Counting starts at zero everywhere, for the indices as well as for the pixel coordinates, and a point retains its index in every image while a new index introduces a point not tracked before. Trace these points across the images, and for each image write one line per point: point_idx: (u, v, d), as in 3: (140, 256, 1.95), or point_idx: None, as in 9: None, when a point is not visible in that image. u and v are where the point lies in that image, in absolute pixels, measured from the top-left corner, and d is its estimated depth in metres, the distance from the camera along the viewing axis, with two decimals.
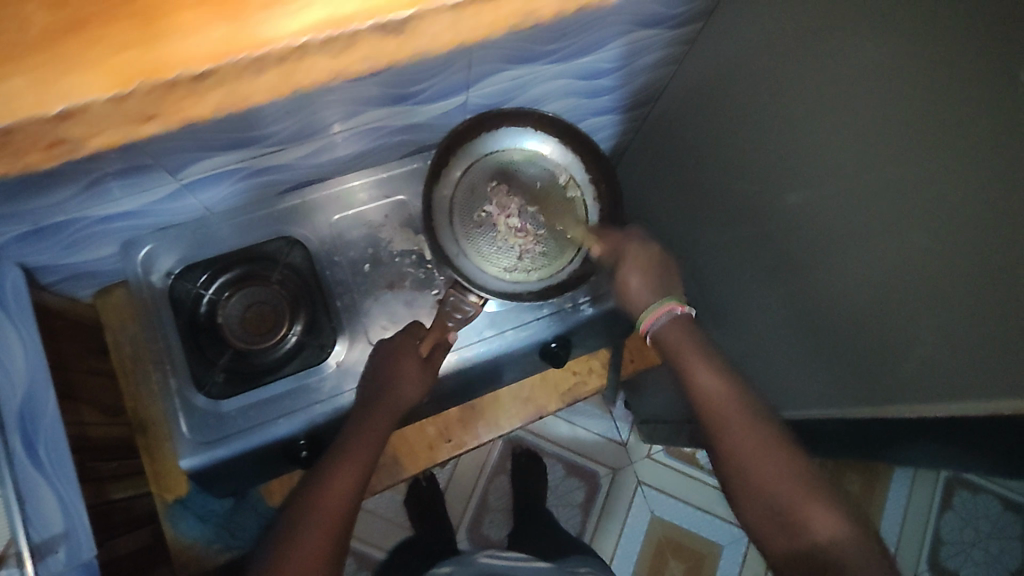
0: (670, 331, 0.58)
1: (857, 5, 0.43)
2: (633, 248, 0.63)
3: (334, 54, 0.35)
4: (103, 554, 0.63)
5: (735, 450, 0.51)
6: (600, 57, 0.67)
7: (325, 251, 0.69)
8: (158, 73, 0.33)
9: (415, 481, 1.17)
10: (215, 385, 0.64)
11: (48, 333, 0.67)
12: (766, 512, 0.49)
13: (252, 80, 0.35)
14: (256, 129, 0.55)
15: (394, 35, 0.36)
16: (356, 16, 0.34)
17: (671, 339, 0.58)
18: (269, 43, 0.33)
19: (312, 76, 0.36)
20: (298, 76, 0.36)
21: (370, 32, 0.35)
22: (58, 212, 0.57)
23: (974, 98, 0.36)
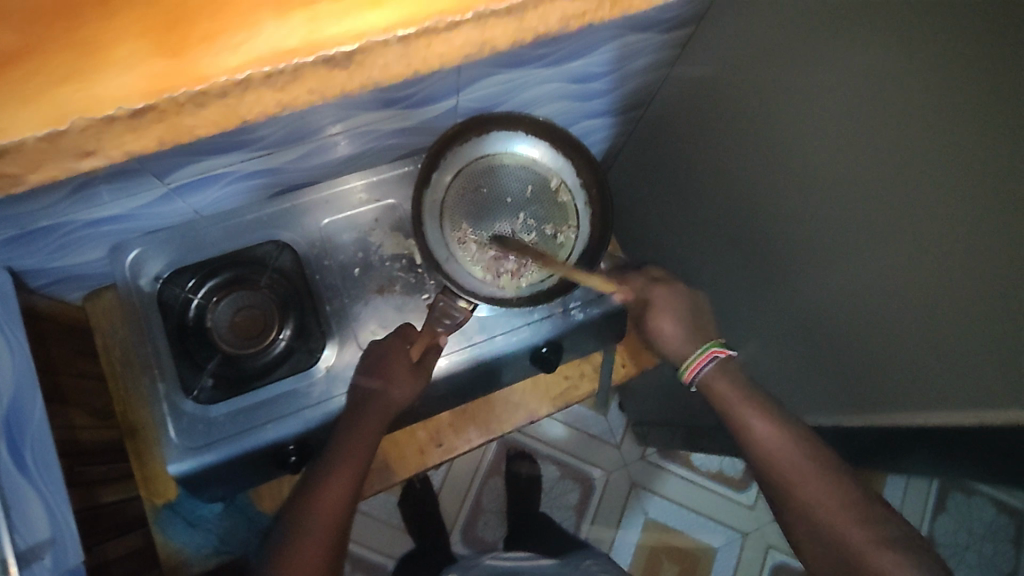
0: (717, 383, 0.60)
1: (845, 14, 0.43)
2: (659, 294, 0.66)
3: (278, 87, 0.32)
4: (91, 559, 0.63)
5: (803, 501, 0.53)
6: (591, 62, 0.67)
7: (315, 255, 0.69)
8: (88, 109, 0.30)
9: (410, 483, 1.17)
10: (204, 391, 0.64)
11: (36, 337, 0.66)
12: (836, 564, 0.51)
13: (186, 115, 0.32)
14: (243, 134, 0.55)
15: (341, 76, 0.33)
16: (296, 50, 0.31)
17: (716, 386, 0.60)
18: (208, 79, 0.30)
19: (255, 109, 0.33)
20: (243, 111, 0.33)
21: (318, 72, 0.32)
22: (45, 216, 0.57)
23: (963, 107, 0.36)
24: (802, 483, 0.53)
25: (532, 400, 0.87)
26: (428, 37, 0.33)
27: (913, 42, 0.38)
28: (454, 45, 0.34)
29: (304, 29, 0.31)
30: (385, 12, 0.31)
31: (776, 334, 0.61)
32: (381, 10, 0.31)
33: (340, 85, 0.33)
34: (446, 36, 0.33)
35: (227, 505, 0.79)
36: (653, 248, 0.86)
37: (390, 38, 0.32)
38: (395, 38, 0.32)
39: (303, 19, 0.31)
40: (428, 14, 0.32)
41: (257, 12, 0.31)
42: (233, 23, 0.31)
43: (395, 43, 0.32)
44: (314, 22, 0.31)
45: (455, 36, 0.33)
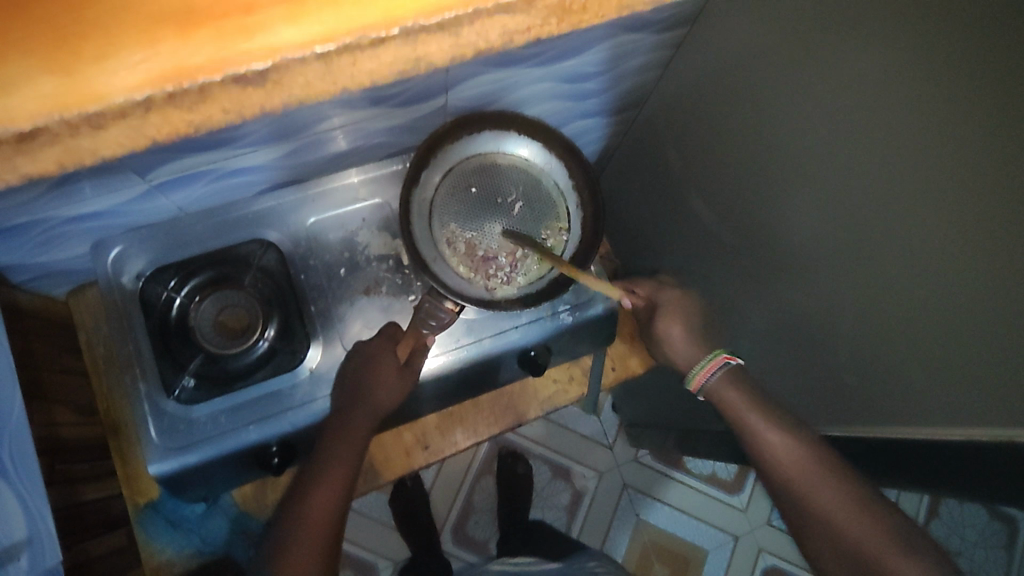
0: (726, 391, 0.61)
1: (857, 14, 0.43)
2: (668, 297, 0.69)
3: (184, 106, 0.37)
4: (70, 558, 0.62)
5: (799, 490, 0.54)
6: (584, 61, 0.65)
7: (300, 255, 0.68)
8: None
9: (400, 483, 1.15)
10: (185, 390, 0.63)
11: (19, 332, 0.65)
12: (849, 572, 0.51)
13: (78, 137, 0.37)
14: (227, 131, 0.54)
15: (257, 93, 0.39)
16: (203, 67, 0.36)
17: (725, 395, 0.61)
18: (105, 99, 0.36)
19: (163, 128, 0.39)
20: (148, 130, 0.39)
21: (228, 93, 0.38)
22: (25, 211, 0.55)
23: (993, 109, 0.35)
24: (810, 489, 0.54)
25: (521, 402, 0.86)
26: (353, 55, 0.39)
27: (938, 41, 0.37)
28: (383, 61, 0.40)
29: (210, 50, 0.36)
30: (308, 27, 0.37)
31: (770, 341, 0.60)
32: (301, 26, 0.37)
33: (259, 102, 0.39)
34: (373, 50, 0.39)
35: (210, 505, 0.79)
36: (647, 252, 0.85)
37: (308, 55, 0.37)
38: (314, 56, 0.37)
39: (209, 40, 0.36)
40: (352, 30, 0.37)
41: (158, 33, 0.35)
42: (135, 43, 0.35)
43: (315, 61, 0.38)
44: (224, 42, 0.36)
45: (382, 52, 0.39)
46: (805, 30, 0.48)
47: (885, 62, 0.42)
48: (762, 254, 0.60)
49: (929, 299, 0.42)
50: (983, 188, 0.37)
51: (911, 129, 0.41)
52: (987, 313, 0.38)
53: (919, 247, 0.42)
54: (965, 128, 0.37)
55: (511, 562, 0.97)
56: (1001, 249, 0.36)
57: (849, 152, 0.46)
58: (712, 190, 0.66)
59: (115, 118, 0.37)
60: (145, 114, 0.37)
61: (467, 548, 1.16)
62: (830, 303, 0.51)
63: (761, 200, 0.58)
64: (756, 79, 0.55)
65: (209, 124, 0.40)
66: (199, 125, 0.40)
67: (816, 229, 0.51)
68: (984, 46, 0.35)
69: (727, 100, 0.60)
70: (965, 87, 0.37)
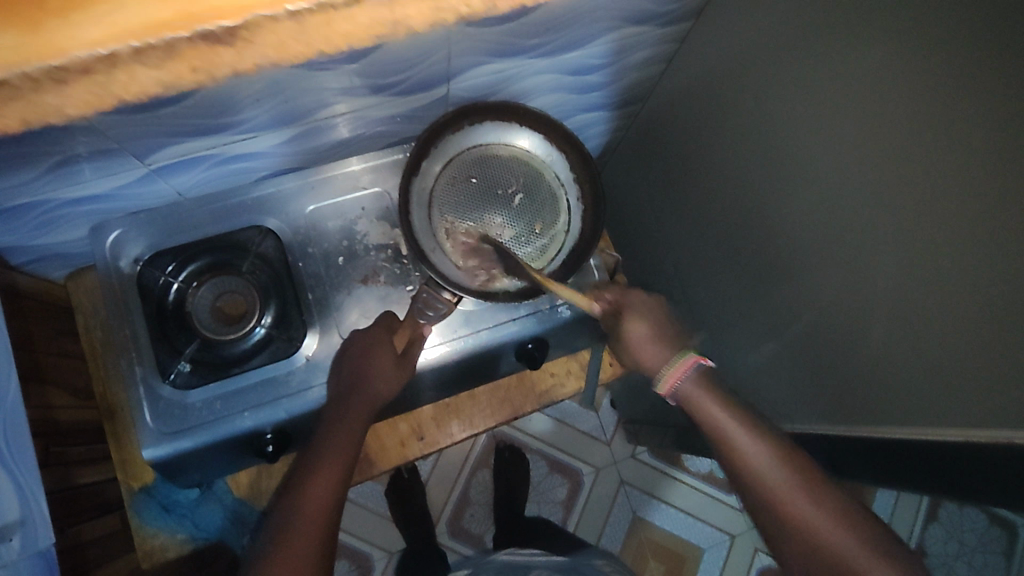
0: (697, 395, 0.57)
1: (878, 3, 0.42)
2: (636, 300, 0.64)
3: (149, 63, 0.35)
4: (63, 541, 0.62)
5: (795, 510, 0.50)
6: (588, 53, 0.65)
7: (299, 242, 0.68)
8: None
9: (397, 473, 1.16)
10: (180, 375, 0.63)
11: (16, 315, 0.65)
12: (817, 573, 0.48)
13: (42, 92, 0.35)
14: (226, 116, 0.53)
15: (227, 54, 0.36)
16: (169, 22, 0.34)
17: (699, 402, 0.57)
18: (64, 54, 0.34)
19: (131, 86, 0.37)
20: (115, 88, 0.37)
21: (198, 51, 0.36)
22: (23, 193, 0.55)
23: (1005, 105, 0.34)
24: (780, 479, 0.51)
25: (519, 396, 0.86)
26: (326, 14, 0.37)
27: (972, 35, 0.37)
28: (360, 24, 0.39)
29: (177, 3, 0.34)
30: None
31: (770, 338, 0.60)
32: None
33: (229, 64, 0.37)
34: (348, 13, 0.37)
35: (204, 492, 0.79)
36: (648, 248, 0.85)
37: (279, 13, 0.35)
38: (286, 14, 0.36)
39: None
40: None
41: None
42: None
43: (286, 19, 0.36)
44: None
45: (358, 12, 0.38)
46: (814, 26, 0.48)
47: (893, 58, 0.42)
48: (763, 252, 0.59)
49: (929, 296, 0.42)
50: (986, 184, 0.37)
51: (917, 125, 0.41)
52: (988, 309, 0.38)
53: (922, 243, 0.42)
54: (971, 125, 0.37)
55: (522, 552, 0.96)
56: (1002, 246, 0.36)
57: (855, 148, 0.46)
58: (715, 187, 0.65)
59: (79, 74, 0.35)
60: (111, 70, 0.35)
61: (463, 540, 1.16)
62: (829, 301, 0.51)
63: (763, 196, 0.58)
64: (762, 75, 0.55)
65: (181, 83, 0.38)
66: (169, 85, 0.38)
67: (819, 226, 0.51)
68: (993, 43, 0.36)
69: (731, 94, 0.60)
70: (973, 83, 0.37)
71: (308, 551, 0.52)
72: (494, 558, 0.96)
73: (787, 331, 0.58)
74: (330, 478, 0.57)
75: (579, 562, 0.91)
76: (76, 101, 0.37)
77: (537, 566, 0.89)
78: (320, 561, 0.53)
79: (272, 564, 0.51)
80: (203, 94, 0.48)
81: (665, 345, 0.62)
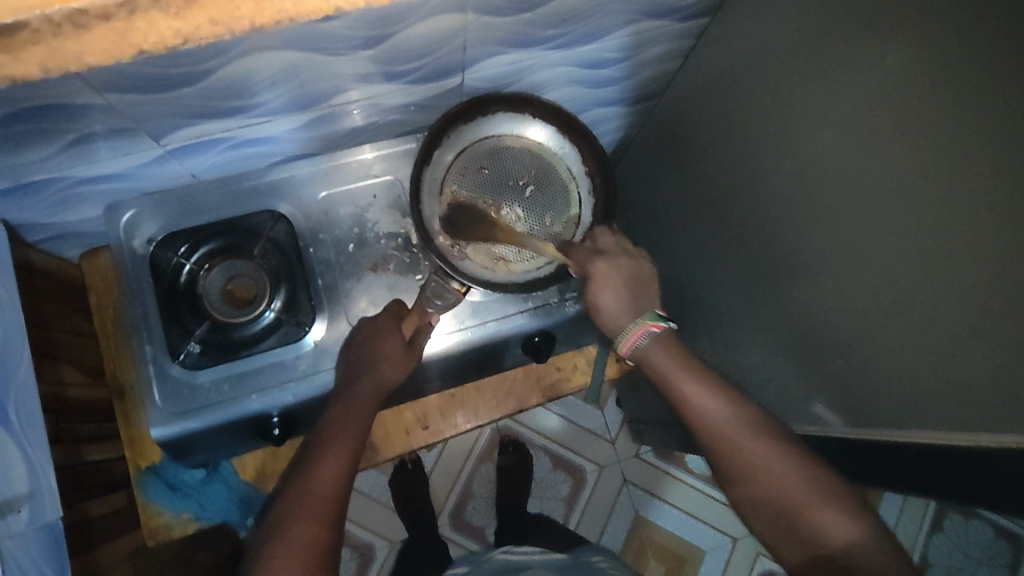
0: (655, 354, 0.58)
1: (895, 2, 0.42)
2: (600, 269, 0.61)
3: (171, 12, 0.35)
4: (70, 516, 0.63)
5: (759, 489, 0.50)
6: (604, 46, 0.65)
7: (311, 228, 0.69)
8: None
9: (401, 463, 1.16)
10: (190, 356, 0.64)
11: (30, 290, 0.66)
12: (776, 521, 0.49)
13: (64, 38, 0.35)
14: (241, 98, 0.54)
15: (245, 7, 0.37)
16: None
17: (654, 359, 0.58)
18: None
19: (150, 37, 0.36)
20: (133, 37, 0.36)
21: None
22: (40, 169, 0.56)
23: None
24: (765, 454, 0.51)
25: (523, 389, 0.86)
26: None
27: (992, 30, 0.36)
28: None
29: None
30: None
31: (778, 338, 0.60)
32: None
33: (246, 18, 0.37)
34: None
35: (210, 472, 0.80)
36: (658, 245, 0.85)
37: None
38: None
39: None
40: None
41: None
42: None
43: None
44: None
45: None
46: (833, 23, 0.48)
47: (911, 57, 0.41)
48: (773, 250, 0.59)
49: (939, 296, 0.42)
50: (1000, 183, 0.37)
51: (931, 125, 0.40)
52: (998, 310, 0.38)
53: (934, 242, 0.41)
54: (986, 126, 0.37)
55: (517, 550, 0.96)
56: (1012, 245, 0.37)
57: (870, 146, 0.45)
58: (727, 185, 0.65)
59: (98, 19, 0.34)
60: (130, 17, 0.35)
61: (464, 533, 1.17)
62: (838, 301, 0.51)
63: (776, 191, 0.57)
64: (779, 70, 0.54)
65: (197, 36, 0.37)
66: (187, 37, 0.37)
67: (831, 225, 0.50)
68: (1011, 41, 0.35)
69: (746, 90, 0.60)
70: (989, 82, 0.37)
71: (314, 531, 0.53)
72: (490, 556, 0.96)
73: (795, 331, 0.58)
74: (337, 463, 0.57)
75: (577, 561, 0.90)
76: (91, 49, 0.36)
77: (532, 566, 0.89)
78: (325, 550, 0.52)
79: (277, 552, 0.51)
80: (219, 75, 0.49)
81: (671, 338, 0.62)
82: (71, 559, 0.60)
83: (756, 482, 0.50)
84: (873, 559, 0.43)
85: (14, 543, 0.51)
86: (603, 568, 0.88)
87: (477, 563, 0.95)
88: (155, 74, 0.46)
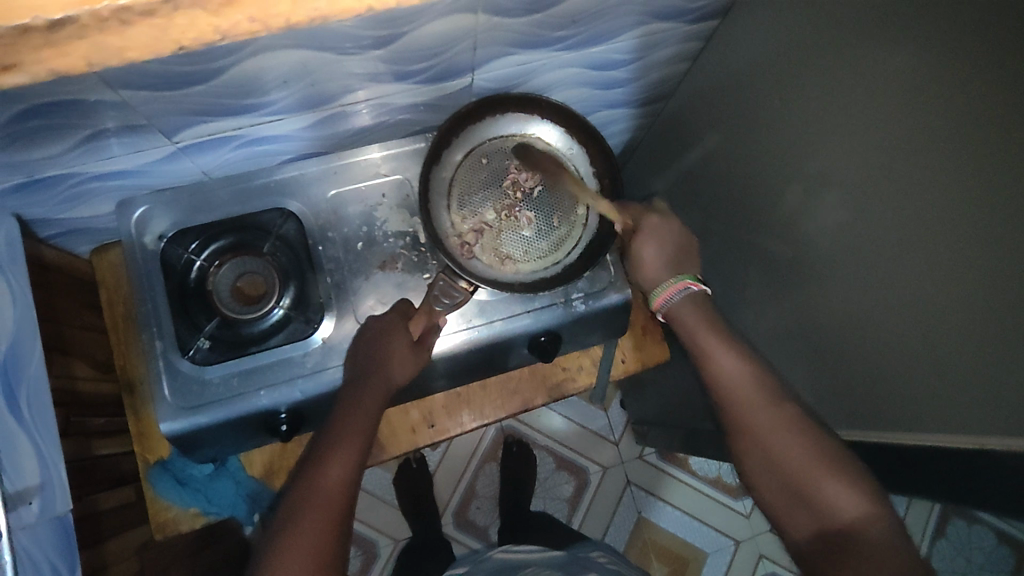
0: (686, 313, 0.61)
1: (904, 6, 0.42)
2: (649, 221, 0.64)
3: (209, 9, 0.35)
4: (79, 510, 0.63)
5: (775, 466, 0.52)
6: (612, 48, 0.65)
7: (320, 226, 0.69)
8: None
9: (406, 462, 1.17)
10: (199, 351, 0.64)
11: (42, 286, 0.66)
12: (784, 487, 0.51)
13: (108, 33, 0.34)
14: (253, 96, 0.54)
15: (283, 5, 0.36)
16: None
17: (685, 315, 0.61)
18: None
19: (189, 33, 0.36)
20: (173, 33, 0.35)
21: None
22: (53, 165, 0.56)
23: None
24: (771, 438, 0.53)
25: (529, 388, 0.86)
26: None
27: (998, 36, 0.36)
28: None
29: None
30: None
31: (785, 341, 0.60)
32: None
33: (283, 16, 0.36)
34: None
35: (219, 468, 0.80)
36: None
37: None
38: None
39: None
40: None
41: None
42: None
43: None
44: None
45: None
46: (843, 26, 0.48)
47: (919, 60, 0.41)
48: (781, 253, 0.59)
49: (947, 299, 0.42)
50: (1006, 186, 0.37)
51: (938, 129, 0.41)
52: (1003, 314, 0.38)
53: (941, 245, 0.41)
54: (992, 130, 0.37)
55: (520, 548, 0.96)
56: (1017, 249, 0.37)
57: (877, 149, 0.46)
58: (734, 186, 0.65)
59: (142, 15, 0.34)
60: (174, 14, 0.34)
61: (467, 532, 1.17)
62: (846, 304, 0.51)
63: (783, 193, 0.57)
64: (789, 73, 0.55)
65: (236, 32, 0.36)
66: (226, 34, 0.36)
67: (839, 229, 0.51)
68: (1014, 48, 0.36)
69: (755, 93, 0.60)
70: (990, 88, 0.37)
71: (319, 531, 0.53)
72: (493, 555, 0.96)
73: (801, 334, 0.58)
74: (344, 463, 0.57)
75: (579, 559, 0.90)
76: (132, 45, 0.36)
77: (528, 565, 0.89)
78: (328, 553, 0.52)
79: (279, 557, 0.51)
80: (230, 74, 0.49)
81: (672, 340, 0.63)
82: (80, 552, 0.61)
83: (765, 451, 0.53)
84: (879, 528, 0.46)
85: (25, 536, 0.52)
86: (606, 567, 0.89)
87: (479, 562, 0.95)
88: (168, 72, 0.46)
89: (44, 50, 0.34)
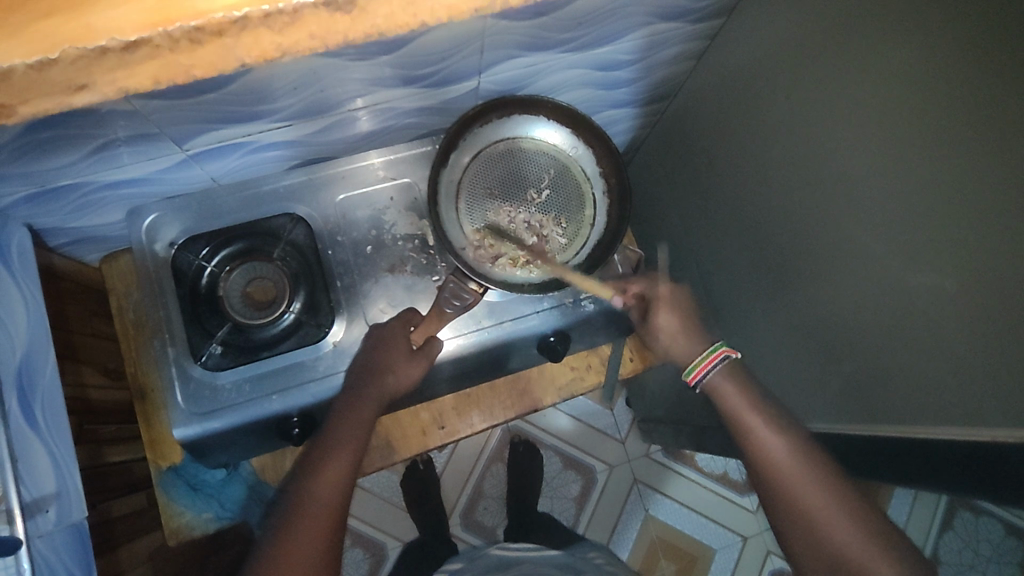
0: (725, 386, 0.60)
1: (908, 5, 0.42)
2: (664, 291, 0.67)
3: (276, 29, 0.35)
4: (93, 517, 0.64)
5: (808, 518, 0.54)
6: (617, 49, 0.65)
7: (329, 230, 0.69)
8: (81, 40, 0.32)
9: (413, 463, 1.17)
10: (212, 357, 0.65)
11: (52, 295, 0.67)
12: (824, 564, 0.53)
13: (178, 52, 0.34)
14: (262, 103, 0.55)
15: (343, 21, 0.36)
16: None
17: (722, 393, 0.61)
18: (204, 15, 0.33)
19: (253, 49, 0.36)
20: (238, 52, 0.36)
21: (319, 15, 0.35)
22: (65, 174, 0.57)
23: None
24: (809, 497, 0.54)
25: (538, 388, 0.87)
26: None
27: (1005, 37, 0.37)
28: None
29: None
30: None
31: (796, 335, 0.61)
32: None
33: (342, 33, 0.37)
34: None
35: (230, 472, 0.81)
36: (671, 244, 0.85)
37: None
38: None
39: None
40: None
41: None
42: None
43: None
44: None
45: None
46: (848, 24, 0.48)
47: (923, 59, 0.42)
48: (786, 250, 0.60)
49: (951, 291, 0.42)
50: (1010, 183, 0.37)
51: (942, 129, 0.41)
52: (1006, 307, 0.39)
53: (946, 242, 0.42)
54: (995, 128, 0.38)
55: (513, 547, 0.96)
56: (1015, 244, 0.37)
57: (880, 148, 0.46)
58: (740, 183, 0.66)
59: (212, 36, 0.34)
60: (240, 34, 0.34)
61: (474, 532, 1.17)
62: (854, 298, 0.51)
63: (790, 190, 0.58)
64: (794, 70, 0.55)
65: (297, 50, 0.37)
66: (286, 51, 0.37)
67: (845, 226, 0.51)
68: (1010, 45, 0.36)
69: (761, 90, 0.60)
70: (994, 83, 0.38)
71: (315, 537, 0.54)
72: (486, 552, 0.96)
73: (809, 328, 0.58)
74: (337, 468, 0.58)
75: (578, 558, 0.91)
76: (199, 63, 0.36)
77: (526, 561, 0.90)
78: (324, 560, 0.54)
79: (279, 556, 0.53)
80: (239, 83, 0.50)
81: (666, 337, 0.64)
82: (95, 558, 0.61)
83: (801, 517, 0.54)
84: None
85: (42, 543, 0.52)
86: (602, 568, 0.90)
87: (471, 560, 0.95)
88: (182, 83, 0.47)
89: (118, 71, 0.35)
